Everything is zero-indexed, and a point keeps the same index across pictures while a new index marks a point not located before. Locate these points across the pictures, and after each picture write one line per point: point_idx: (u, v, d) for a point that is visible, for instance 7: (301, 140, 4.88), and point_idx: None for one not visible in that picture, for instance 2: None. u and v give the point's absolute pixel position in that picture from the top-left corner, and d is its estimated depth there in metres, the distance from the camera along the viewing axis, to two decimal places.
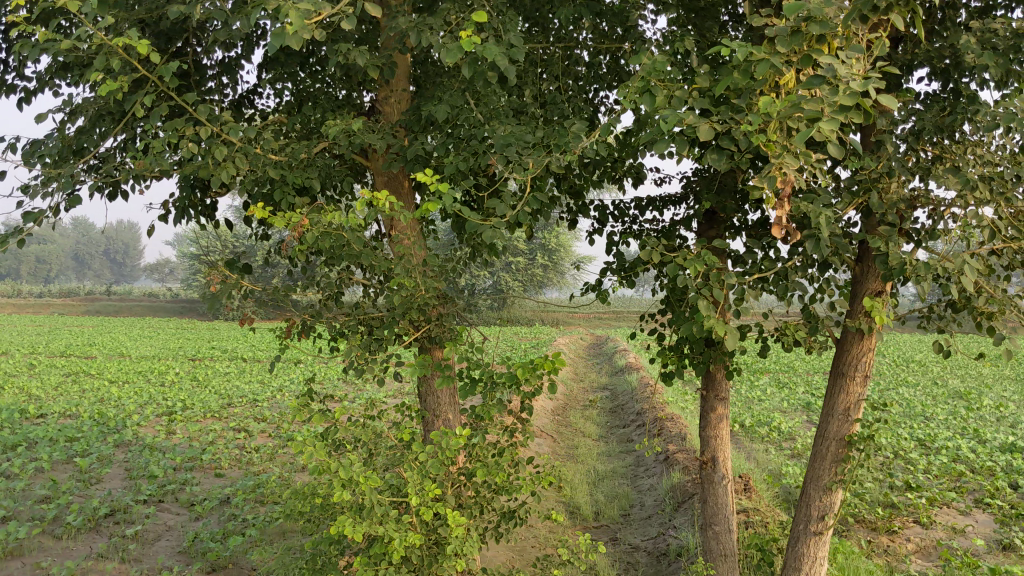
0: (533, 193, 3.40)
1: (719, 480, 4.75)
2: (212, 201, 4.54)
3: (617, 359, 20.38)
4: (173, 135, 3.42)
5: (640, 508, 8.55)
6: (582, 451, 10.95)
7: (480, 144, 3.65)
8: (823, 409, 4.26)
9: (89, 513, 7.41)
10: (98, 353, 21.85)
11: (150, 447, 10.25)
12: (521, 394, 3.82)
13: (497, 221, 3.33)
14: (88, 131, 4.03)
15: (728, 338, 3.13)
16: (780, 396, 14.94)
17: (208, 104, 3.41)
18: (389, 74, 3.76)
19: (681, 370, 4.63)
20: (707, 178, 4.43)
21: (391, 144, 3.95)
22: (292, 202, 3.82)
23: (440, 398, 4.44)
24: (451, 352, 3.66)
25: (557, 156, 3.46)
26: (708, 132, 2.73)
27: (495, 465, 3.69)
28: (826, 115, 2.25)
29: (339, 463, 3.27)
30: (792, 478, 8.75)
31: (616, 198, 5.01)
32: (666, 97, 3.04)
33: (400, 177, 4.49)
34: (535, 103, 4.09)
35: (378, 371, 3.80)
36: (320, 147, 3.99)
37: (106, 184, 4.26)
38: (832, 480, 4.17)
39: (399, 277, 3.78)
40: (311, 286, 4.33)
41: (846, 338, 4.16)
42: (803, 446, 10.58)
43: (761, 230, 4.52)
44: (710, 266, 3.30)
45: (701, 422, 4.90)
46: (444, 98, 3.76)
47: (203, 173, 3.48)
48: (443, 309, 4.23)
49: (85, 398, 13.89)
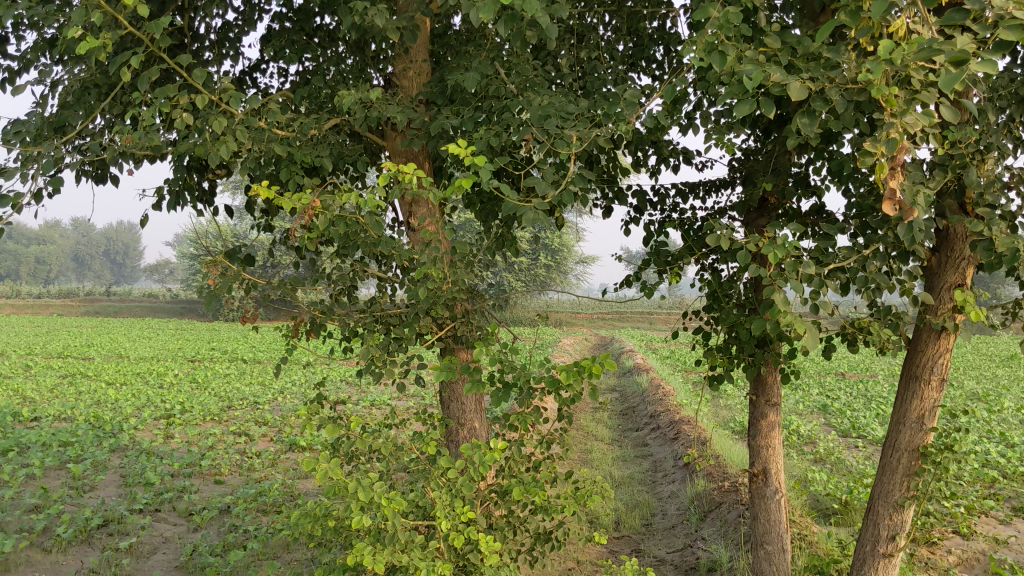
0: (580, 169, 2.95)
1: (771, 494, 4.38)
2: (209, 188, 4.10)
3: (624, 360, 19.93)
4: (163, 104, 2.98)
5: (662, 517, 8.11)
6: (596, 456, 10.50)
7: (514, 117, 3.20)
8: (892, 417, 3.84)
9: (81, 524, 6.97)
10: (96, 354, 21.42)
11: (146, 452, 9.83)
12: (560, 401, 3.37)
13: (539, 202, 2.87)
14: (74, 107, 3.60)
15: (810, 336, 2.68)
16: (794, 398, 14.47)
17: (205, 68, 2.98)
18: (410, 38, 3.32)
19: (731, 373, 4.19)
20: (760, 160, 4.01)
21: (412, 118, 3.50)
22: (300, 183, 3.39)
23: (465, 405, 3.99)
24: (481, 353, 3.19)
25: (605, 128, 3.00)
26: (800, 89, 2.30)
27: (533, 483, 3.24)
28: (975, 58, 1.79)
29: (356, 482, 2.81)
30: (821, 485, 8.28)
31: (653, 184, 4.63)
32: (739, 56, 2.61)
33: (420, 158, 4.08)
34: (571, 73, 3.65)
35: (397, 376, 3.35)
36: (332, 123, 3.56)
37: (96, 165, 3.84)
38: (903, 496, 3.75)
39: (422, 266, 3.31)
40: (321, 280, 3.87)
41: (920, 338, 3.73)
42: (826, 450, 10.11)
43: (818, 219, 4.11)
44: (787, 253, 2.85)
45: (750, 430, 4.51)
46: (473, 66, 3.31)
47: (200, 150, 3.04)
48: (470, 305, 3.78)
49: (80, 401, 13.43)
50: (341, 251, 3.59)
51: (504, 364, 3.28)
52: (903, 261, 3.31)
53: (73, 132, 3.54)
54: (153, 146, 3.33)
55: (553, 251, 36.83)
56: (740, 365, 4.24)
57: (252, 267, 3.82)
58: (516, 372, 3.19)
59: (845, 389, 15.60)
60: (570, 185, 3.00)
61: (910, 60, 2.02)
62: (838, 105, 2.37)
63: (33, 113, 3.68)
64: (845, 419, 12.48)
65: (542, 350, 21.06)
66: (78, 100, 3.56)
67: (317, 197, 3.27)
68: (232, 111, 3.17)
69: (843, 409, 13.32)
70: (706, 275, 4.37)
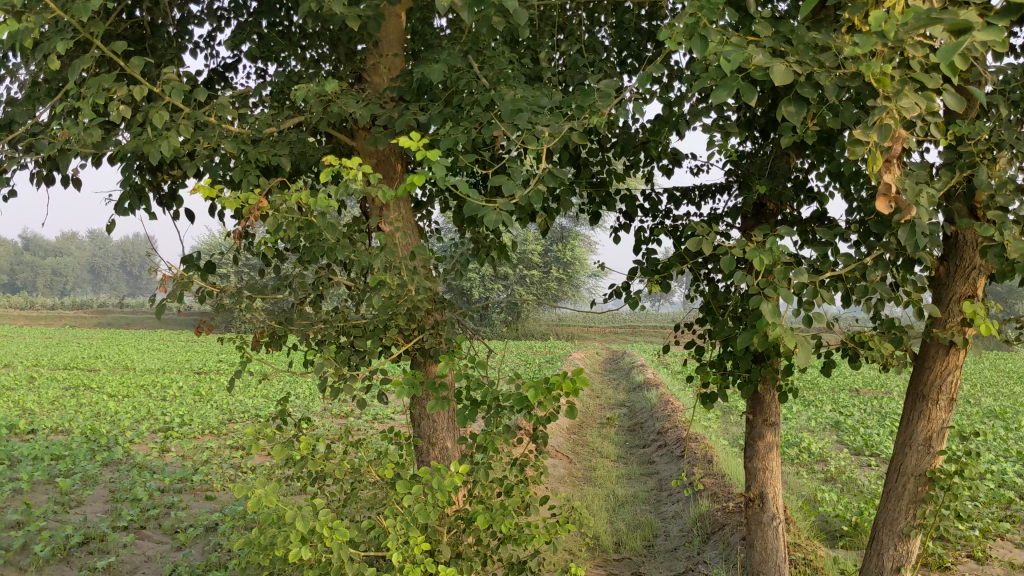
0: (551, 167, 2.69)
1: (768, 520, 4.13)
2: (171, 190, 3.87)
3: (634, 375, 19.57)
4: (99, 96, 2.76)
5: (664, 538, 7.78)
6: (600, 474, 10.21)
7: (484, 112, 2.96)
8: (897, 438, 3.56)
9: (61, 542, 6.74)
10: (102, 365, 21.28)
11: (139, 467, 9.61)
12: (534, 420, 3.11)
13: (505, 202, 2.60)
14: (23, 103, 3.40)
15: (800, 350, 2.41)
16: (806, 414, 14.11)
17: (145, 58, 2.76)
18: (374, 27, 3.11)
19: (724, 390, 3.93)
20: (757, 162, 3.77)
21: (379, 114, 3.26)
22: (258, 183, 3.17)
23: (436, 423, 3.74)
24: (446, 368, 2.95)
25: (579, 122, 2.76)
26: (786, 72, 2.05)
27: (502, 511, 2.98)
28: (978, 23, 1.54)
29: (298, 510, 2.56)
30: (830, 506, 7.95)
31: (645, 189, 4.40)
32: (719, 39, 2.37)
33: (392, 158, 3.85)
34: (551, 68, 3.43)
35: (357, 393, 3.12)
36: (295, 119, 3.34)
37: (48, 165, 3.62)
38: (909, 525, 3.47)
39: (379, 273, 3.05)
40: (285, 287, 3.64)
41: (927, 353, 3.46)
42: (837, 469, 9.77)
43: (819, 225, 3.86)
44: (776, 259, 2.57)
45: (747, 450, 4.25)
46: (442, 57, 3.08)
47: (141, 145, 2.82)
48: (440, 316, 3.54)
49: (79, 414, 13.22)
50: (302, 257, 3.35)
51: (471, 381, 3.02)
52: (907, 269, 3.04)
53: (22, 129, 3.33)
54: (99, 143, 3.11)
55: (565, 264, 36.54)
56: (734, 382, 3.98)
57: (213, 275, 3.62)
58: (484, 389, 2.94)
59: (858, 405, 15.24)
60: (540, 185, 2.74)
61: (905, 33, 1.77)
62: (828, 92, 2.11)
63: None
64: (859, 436, 12.14)
65: (552, 364, 20.76)
66: (26, 96, 3.35)
67: (272, 198, 3.03)
68: (179, 103, 2.95)
69: (856, 425, 12.98)
70: (699, 285, 4.12)
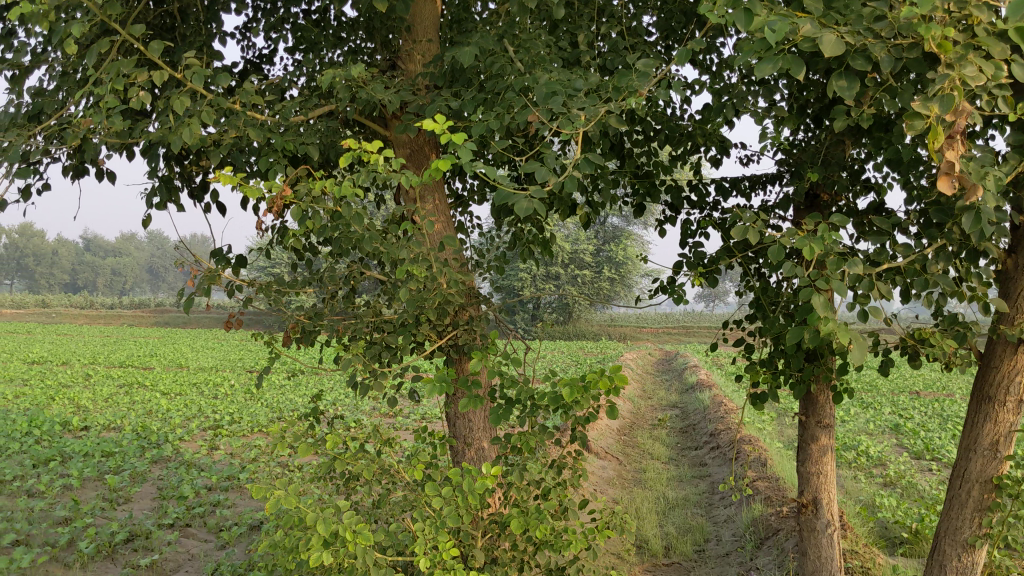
0: (587, 152, 2.53)
1: (823, 527, 3.93)
2: (202, 183, 3.79)
3: (687, 376, 19.25)
4: (117, 82, 2.67)
5: (716, 542, 7.55)
6: (650, 477, 10.00)
7: (516, 97, 2.81)
8: (961, 442, 3.35)
9: (105, 540, 6.71)
10: (157, 363, 21.50)
11: (188, 464, 9.61)
12: (573, 421, 2.97)
13: (537, 189, 2.44)
14: (52, 93, 3.34)
15: (854, 348, 2.22)
16: (864, 417, 13.73)
17: (164, 42, 2.66)
18: (404, 9, 2.99)
19: (775, 391, 3.73)
20: (810, 149, 3.58)
21: (409, 101, 3.14)
22: (284, 173, 3.06)
23: (472, 422, 3.61)
24: (478, 365, 2.82)
25: (617, 105, 2.60)
26: (836, 42, 1.86)
27: (537, 515, 2.83)
28: None
29: (322, 513, 2.44)
30: (889, 512, 7.67)
31: (692, 180, 4.21)
32: (763, 14, 2.20)
33: (425, 148, 3.74)
34: (589, 52, 3.28)
35: (387, 391, 3.00)
36: (324, 107, 3.23)
37: (79, 158, 3.56)
38: (974, 535, 3.26)
39: (407, 265, 2.92)
40: (315, 282, 3.54)
41: (993, 351, 3.24)
42: (896, 474, 9.46)
43: (875, 217, 3.66)
44: (828, 248, 2.38)
45: (800, 454, 4.06)
46: (473, 40, 2.95)
47: (160, 131, 2.72)
48: (475, 311, 3.41)
49: (132, 411, 13.32)
50: (332, 250, 3.24)
51: (505, 379, 2.86)
52: (971, 260, 2.83)
53: (51, 119, 3.28)
54: (124, 132, 3.03)
55: (617, 264, 36.23)
56: (785, 382, 3.78)
57: (242, 268, 3.53)
58: (518, 387, 2.80)
59: (918, 408, 14.79)
60: (574, 171, 2.58)
61: None
62: (885, 65, 1.93)
63: (14, 101, 3.44)
64: (919, 440, 11.80)
65: (603, 364, 20.50)
66: (56, 86, 3.30)
67: (297, 188, 2.91)
68: (202, 89, 2.85)
69: (916, 429, 12.61)
70: (749, 280, 3.93)
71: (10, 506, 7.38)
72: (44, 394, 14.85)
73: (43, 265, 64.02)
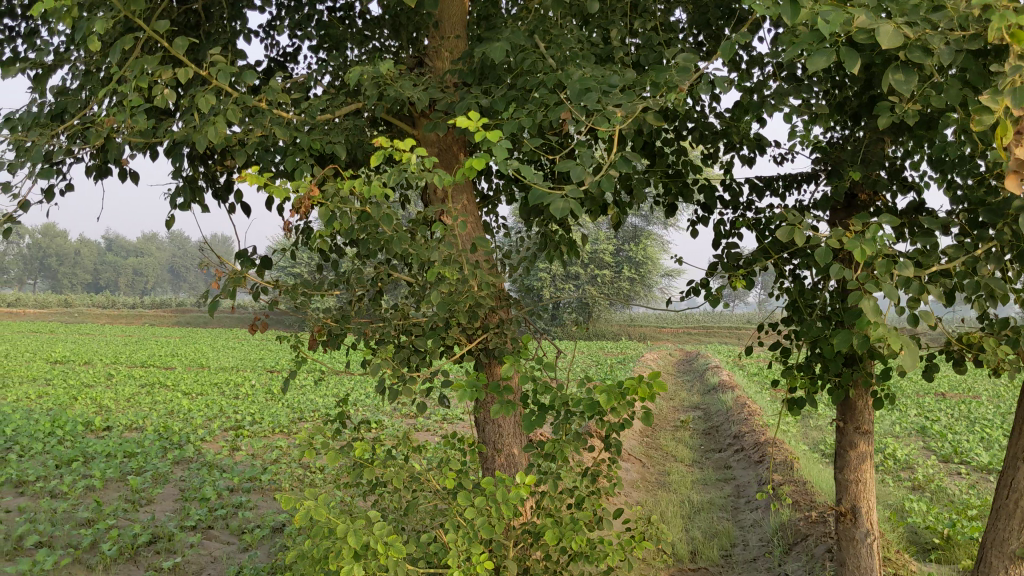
0: (624, 151, 2.44)
1: (863, 537, 3.86)
2: (225, 183, 3.72)
3: (708, 377, 19.09)
4: (141, 80, 2.60)
5: (743, 547, 7.43)
6: (674, 480, 9.89)
7: (549, 94, 2.72)
8: (1008, 451, 3.24)
9: (128, 542, 6.65)
10: (179, 363, 21.55)
11: (210, 465, 9.58)
12: (607, 428, 2.88)
13: (572, 188, 2.34)
14: (75, 91, 3.29)
15: (907, 354, 2.11)
16: (890, 419, 13.55)
17: (189, 38, 2.59)
18: (432, 5, 2.90)
19: (813, 396, 3.63)
20: (849, 147, 3.47)
21: (438, 99, 3.05)
22: (309, 173, 2.99)
23: (502, 428, 3.53)
24: (510, 370, 2.73)
25: (655, 101, 2.51)
26: (893, 33, 1.75)
27: (572, 526, 2.75)
28: None
29: (352, 525, 2.37)
30: (920, 517, 7.52)
31: (725, 179, 4.11)
32: (811, 6, 2.09)
33: (453, 146, 3.66)
34: (623, 47, 3.18)
35: (416, 397, 2.92)
36: (350, 106, 3.16)
37: (101, 157, 3.51)
38: (1022, 547, 3.15)
39: (439, 268, 2.84)
40: (342, 284, 3.46)
41: None
42: (926, 477, 9.31)
43: (916, 217, 3.54)
44: (879, 249, 2.27)
45: (838, 461, 3.98)
46: (504, 36, 2.87)
47: (183, 130, 2.66)
48: (505, 314, 3.34)
49: (154, 411, 13.31)
50: (359, 251, 3.16)
51: (538, 385, 2.78)
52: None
53: (73, 118, 3.22)
54: (147, 131, 2.96)
55: (638, 263, 36.07)
56: (824, 387, 3.68)
57: (267, 270, 3.46)
58: (552, 393, 2.72)
59: (944, 410, 14.60)
60: (610, 170, 2.48)
61: None
62: (945, 57, 1.82)
63: (37, 100, 3.39)
64: (947, 442, 11.62)
65: (624, 365, 20.38)
66: (78, 85, 3.24)
67: (323, 188, 2.84)
68: (226, 86, 2.77)
69: (944, 431, 12.43)
70: (785, 282, 3.82)
71: (33, 507, 7.36)
72: (67, 394, 14.89)
73: (66, 265, 64.45)
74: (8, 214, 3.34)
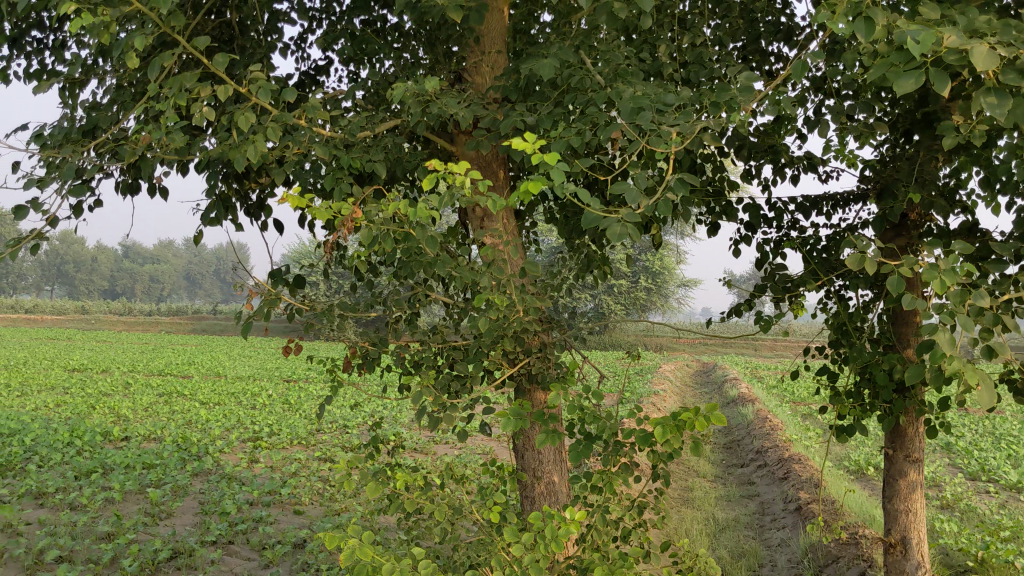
0: (683, 174, 2.32)
1: (912, 569, 4.00)
2: (258, 200, 3.65)
3: (727, 389, 18.91)
4: (180, 97, 2.52)
5: (772, 568, 7.29)
6: (698, 496, 9.73)
7: (601, 111, 2.64)
8: None
9: (149, 558, 6.55)
10: (196, 372, 21.50)
11: (229, 478, 9.49)
12: (658, 459, 2.79)
13: (630, 213, 2.20)
14: (107, 107, 3.21)
15: (987, 390, 2.01)
16: None
17: (229, 54, 2.51)
18: (478, 20, 2.83)
19: (861, 424, 3.54)
20: (903, 168, 3.37)
21: (481, 117, 2.97)
22: (350, 192, 2.91)
23: (542, 456, 3.50)
24: (558, 399, 2.65)
25: (714, 121, 2.42)
26: (990, 54, 1.65)
27: (620, 561, 2.67)
28: None
29: (397, 563, 2.28)
30: (953, 538, 7.35)
31: (768, 196, 4.03)
32: (888, 24, 1.99)
33: (491, 163, 3.59)
34: (670, 62, 3.10)
35: (459, 425, 2.84)
36: (391, 123, 3.09)
37: (131, 174, 3.43)
38: None
39: (485, 292, 2.76)
40: (378, 306, 3.39)
41: None
42: (955, 496, 9.13)
43: (970, 238, 3.44)
44: (954, 279, 2.17)
45: (888, 492, 4.15)
46: (551, 51, 2.78)
47: (223, 149, 2.58)
48: (547, 338, 3.26)
49: (172, 421, 13.24)
50: (398, 272, 3.09)
51: (587, 414, 2.70)
52: None
53: (104, 135, 3.15)
54: (182, 148, 2.89)
55: (655, 273, 35.88)
56: (872, 413, 3.58)
57: (303, 289, 3.40)
58: (602, 423, 2.65)
59: (969, 426, 14.38)
60: (667, 194, 2.38)
61: None
62: None
63: (68, 115, 3.32)
64: (974, 459, 11.43)
65: (642, 377, 20.21)
66: (110, 100, 3.17)
67: (364, 209, 2.75)
68: (266, 104, 2.70)
69: (970, 447, 12.23)
70: (831, 305, 3.73)
71: (52, 520, 7.27)
72: (85, 402, 14.84)
73: (83, 272, 64.69)
74: (38, 231, 3.26)
